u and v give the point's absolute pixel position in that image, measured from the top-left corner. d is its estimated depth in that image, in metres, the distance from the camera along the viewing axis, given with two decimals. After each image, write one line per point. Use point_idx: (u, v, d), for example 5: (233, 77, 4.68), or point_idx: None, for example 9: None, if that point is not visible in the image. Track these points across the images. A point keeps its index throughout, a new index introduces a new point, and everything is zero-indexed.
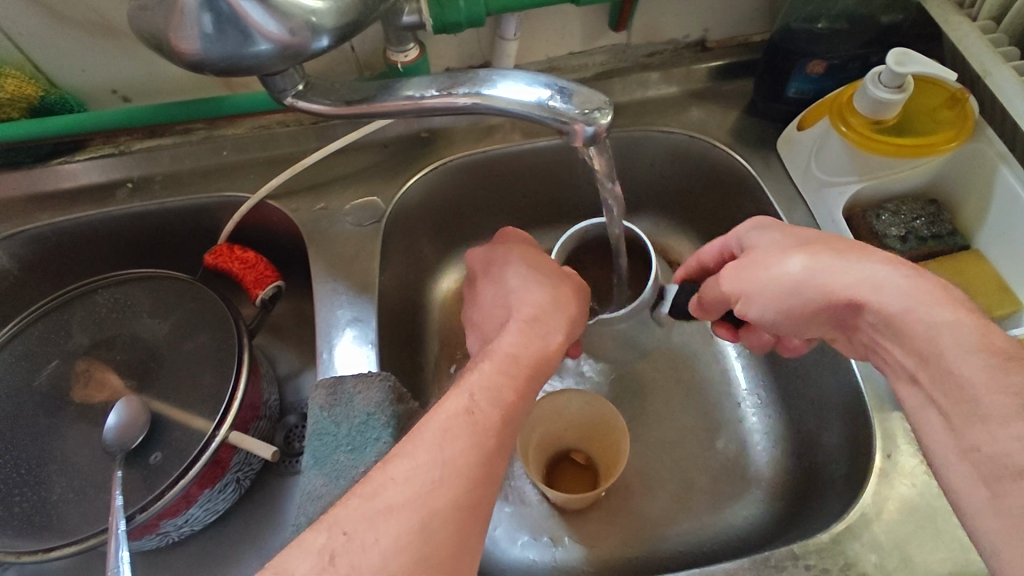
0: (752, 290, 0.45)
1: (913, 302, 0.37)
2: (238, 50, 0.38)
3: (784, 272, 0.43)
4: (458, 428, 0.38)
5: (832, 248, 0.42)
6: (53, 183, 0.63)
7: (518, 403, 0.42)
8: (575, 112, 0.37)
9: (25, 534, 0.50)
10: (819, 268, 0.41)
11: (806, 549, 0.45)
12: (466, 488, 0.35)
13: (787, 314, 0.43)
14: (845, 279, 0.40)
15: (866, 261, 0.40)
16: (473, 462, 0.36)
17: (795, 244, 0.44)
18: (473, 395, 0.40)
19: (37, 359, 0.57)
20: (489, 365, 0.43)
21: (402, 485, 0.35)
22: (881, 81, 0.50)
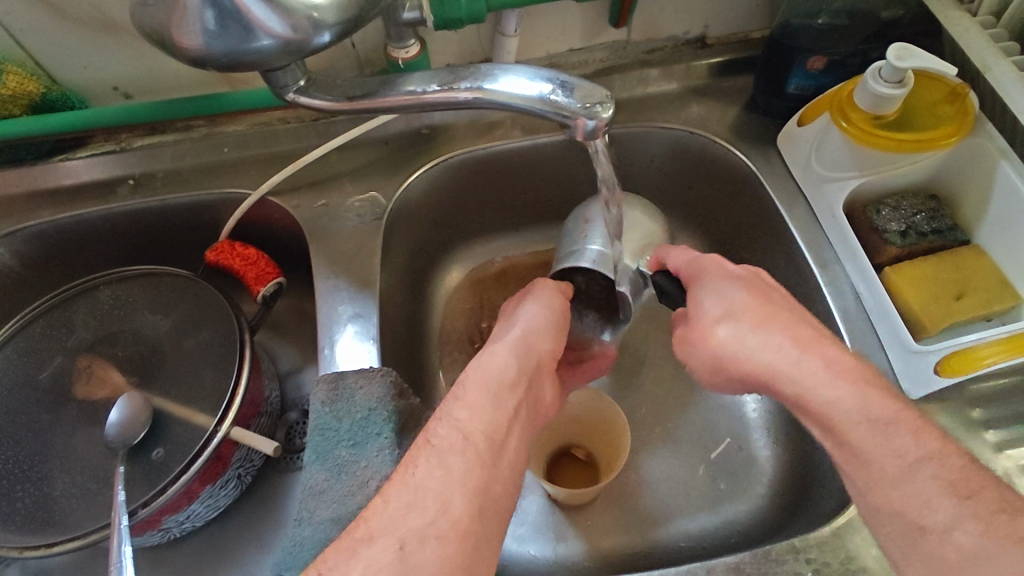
0: (693, 364, 0.49)
1: (807, 382, 0.41)
2: (240, 46, 0.38)
3: (719, 340, 0.46)
4: (446, 447, 0.38)
5: (747, 320, 0.45)
6: (54, 180, 0.63)
7: (510, 426, 0.41)
8: (577, 106, 0.37)
9: (26, 530, 0.50)
10: (738, 344, 0.45)
11: (807, 543, 0.45)
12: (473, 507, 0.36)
13: (718, 380, 0.48)
14: (755, 358, 0.44)
15: (776, 335, 0.44)
16: (470, 475, 0.37)
17: (719, 313, 0.47)
18: (463, 423, 0.40)
19: (39, 356, 0.57)
20: (471, 388, 0.42)
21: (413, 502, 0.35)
22: (882, 76, 0.51)
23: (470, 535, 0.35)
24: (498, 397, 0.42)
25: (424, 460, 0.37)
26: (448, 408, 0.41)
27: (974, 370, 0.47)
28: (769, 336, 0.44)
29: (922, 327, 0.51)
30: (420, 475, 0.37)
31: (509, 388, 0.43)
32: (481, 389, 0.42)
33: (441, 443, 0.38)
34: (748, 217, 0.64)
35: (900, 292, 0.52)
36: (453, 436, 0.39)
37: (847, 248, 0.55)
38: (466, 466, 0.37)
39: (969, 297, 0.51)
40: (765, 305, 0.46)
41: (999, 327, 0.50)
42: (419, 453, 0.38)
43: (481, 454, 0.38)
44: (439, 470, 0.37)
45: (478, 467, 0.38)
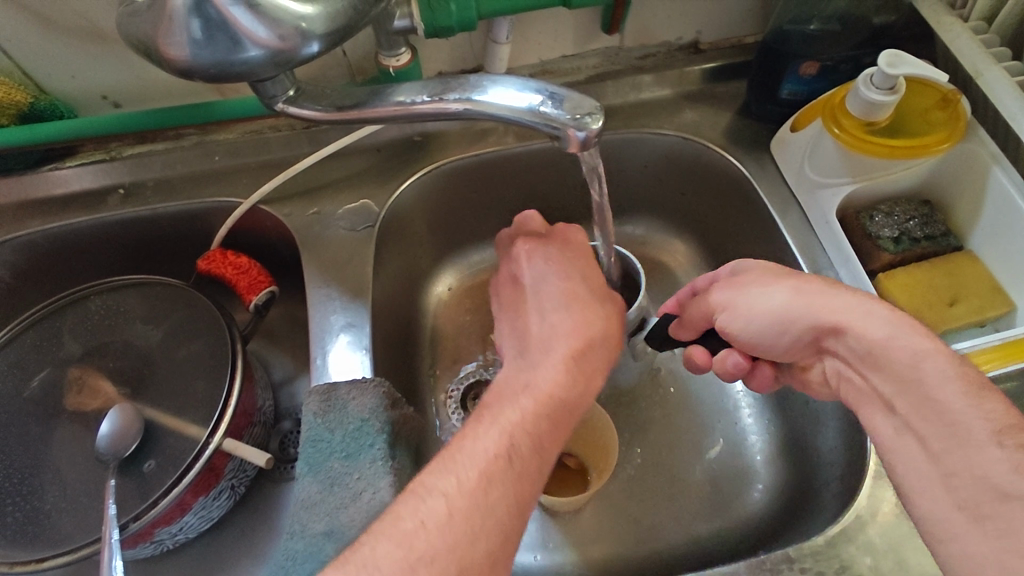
0: (741, 307, 0.48)
1: (893, 334, 0.40)
2: (227, 56, 0.38)
3: (774, 293, 0.46)
4: (489, 485, 0.37)
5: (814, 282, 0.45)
6: (44, 190, 0.63)
7: (551, 452, 0.41)
8: (566, 117, 0.37)
9: (17, 544, 0.50)
10: (807, 295, 0.44)
11: (802, 552, 0.45)
12: (492, 560, 0.35)
13: (776, 325, 0.46)
14: (830, 306, 0.43)
15: (833, 294, 0.44)
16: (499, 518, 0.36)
17: (784, 277, 0.47)
18: (514, 443, 0.39)
19: (29, 367, 0.57)
20: (532, 405, 0.41)
21: (438, 527, 0.35)
22: (873, 83, 0.50)
23: None
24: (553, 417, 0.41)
25: (472, 526, 0.35)
26: (503, 429, 0.40)
27: None
28: (826, 286, 0.44)
29: None
30: (465, 543, 0.34)
31: (564, 412, 0.42)
32: (526, 431, 0.40)
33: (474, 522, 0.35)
34: (742, 223, 0.63)
35: (894, 300, 0.52)
36: (505, 501, 0.37)
37: (839, 253, 0.55)
38: (502, 545, 0.36)
39: (962, 303, 0.51)
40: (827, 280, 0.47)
41: (993, 333, 0.50)
42: (472, 510, 0.36)
43: (514, 520, 0.37)
44: (484, 542, 0.35)
45: (512, 513, 0.37)
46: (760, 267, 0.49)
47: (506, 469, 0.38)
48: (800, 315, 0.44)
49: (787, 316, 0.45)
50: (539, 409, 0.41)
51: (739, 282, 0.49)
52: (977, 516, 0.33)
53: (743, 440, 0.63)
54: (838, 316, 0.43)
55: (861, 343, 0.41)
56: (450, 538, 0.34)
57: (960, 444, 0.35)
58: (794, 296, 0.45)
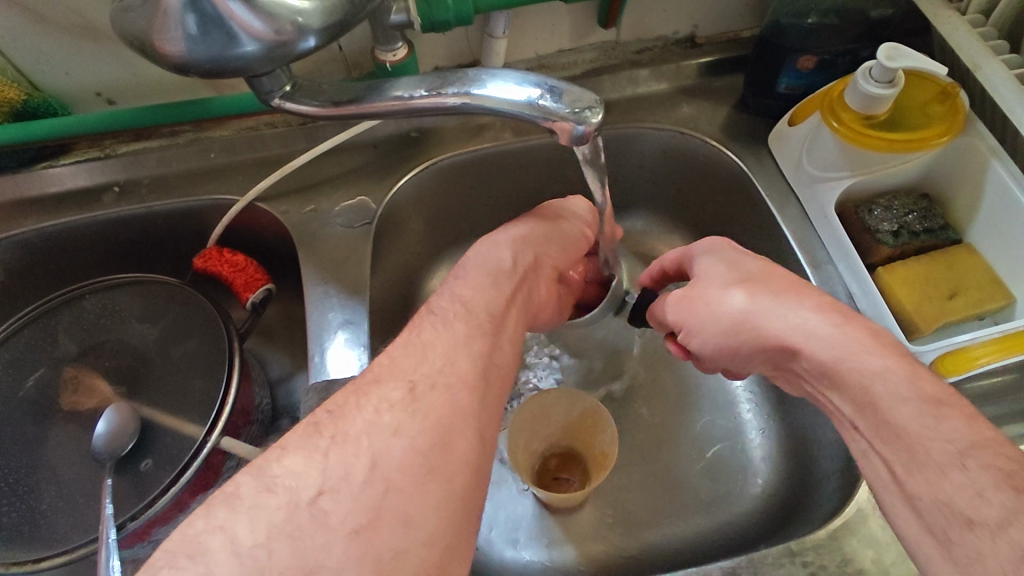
0: (694, 324, 0.48)
1: (845, 352, 0.40)
2: (223, 51, 0.38)
3: (724, 309, 0.46)
4: (434, 321, 0.41)
5: (770, 289, 0.45)
6: (38, 189, 0.62)
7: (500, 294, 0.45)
8: (565, 110, 0.37)
9: (15, 545, 0.49)
10: (758, 307, 0.44)
11: (803, 546, 0.45)
12: (448, 367, 0.38)
13: (729, 348, 0.46)
14: (780, 323, 0.43)
15: (792, 311, 0.43)
16: (442, 337, 0.40)
17: (739, 281, 0.47)
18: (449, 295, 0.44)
19: (25, 368, 0.57)
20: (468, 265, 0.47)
21: (386, 367, 0.38)
22: (873, 76, 0.50)
23: (462, 402, 0.36)
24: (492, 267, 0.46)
25: (417, 355, 0.38)
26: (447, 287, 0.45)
27: (967, 369, 0.46)
28: (780, 298, 0.44)
29: (915, 327, 0.50)
30: (411, 366, 0.37)
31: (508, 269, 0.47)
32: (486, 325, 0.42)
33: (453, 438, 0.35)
34: (740, 217, 0.64)
35: (893, 293, 0.52)
36: (442, 332, 0.40)
37: (839, 248, 0.55)
38: (454, 363, 0.38)
39: (963, 296, 0.51)
40: (786, 277, 0.46)
41: (993, 326, 0.50)
42: (411, 350, 0.39)
43: (464, 344, 0.40)
44: (430, 364, 0.38)
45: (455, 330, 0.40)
46: (715, 275, 0.48)
47: (446, 315, 0.42)
48: (748, 334, 0.45)
49: (735, 330, 0.45)
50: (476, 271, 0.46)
51: (690, 286, 0.50)
52: (948, 541, 0.32)
53: (743, 433, 0.63)
54: (783, 337, 0.43)
55: (811, 362, 0.41)
56: (398, 369, 0.37)
57: (921, 466, 0.34)
58: (735, 311, 0.45)
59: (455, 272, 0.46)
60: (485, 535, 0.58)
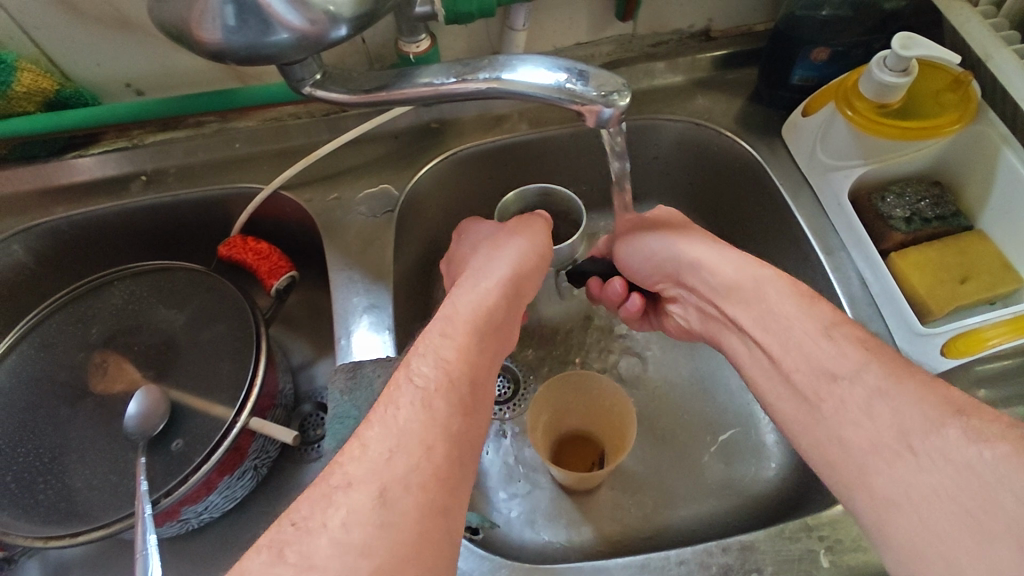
0: (627, 250, 0.59)
1: (742, 273, 0.48)
2: (260, 39, 0.39)
3: (649, 240, 0.57)
4: (429, 387, 0.38)
5: (702, 235, 0.55)
6: (66, 177, 0.63)
7: (471, 362, 0.41)
8: (593, 94, 0.38)
9: (50, 521, 0.51)
10: (679, 238, 0.55)
11: (819, 521, 0.46)
12: (426, 461, 0.34)
13: (644, 263, 0.57)
14: (693, 248, 0.53)
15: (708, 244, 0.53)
16: (420, 419, 0.36)
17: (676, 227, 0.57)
18: (423, 366, 0.39)
19: (57, 351, 0.58)
20: (441, 325, 0.43)
21: (355, 459, 0.34)
22: (887, 65, 0.51)
23: (439, 509, 0.33)
24: (476, 328, 0.43)
25: (391, 444, 0.34)
26: (427, 345, 0.41)
27: (977, 350, 0.48)
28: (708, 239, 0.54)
29: (928, 311, 0.52)
30: (383, 465, 0.33)
31: (490, 327, 0.44)
32: (454, 300, 0.46)
33: (425, 382, 0.38)
34: (754, 207, 0.65)
35: (905, 278, 0.53)
36: (418, 414, 0.36)
37: (853, 235, 0.56)
38: (435, 455, 0.34)
39: (974, 280, 0.52)
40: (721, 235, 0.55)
41: (1002, 309, 0.51)
42: (388, 439, 0.34)
43: (441, 432, 0.36)
44: (407, 456, 0.34)
45: (431, 413, 0.36)
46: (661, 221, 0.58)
47: (426, 389, 0.37)
48: (664, 253, 0.55)
49: (652, 255, 0.56)
50: (452, 336, 0.42)
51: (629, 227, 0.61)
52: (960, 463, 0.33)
53: (756, 417, 0.64)
54: (691, 256, 0.52)
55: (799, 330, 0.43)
56: (369, 466, 0.33)
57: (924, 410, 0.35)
58: (680, 250, 0.54)
59: (427, 332, 0.42)
60: (504, 517, 0.60)
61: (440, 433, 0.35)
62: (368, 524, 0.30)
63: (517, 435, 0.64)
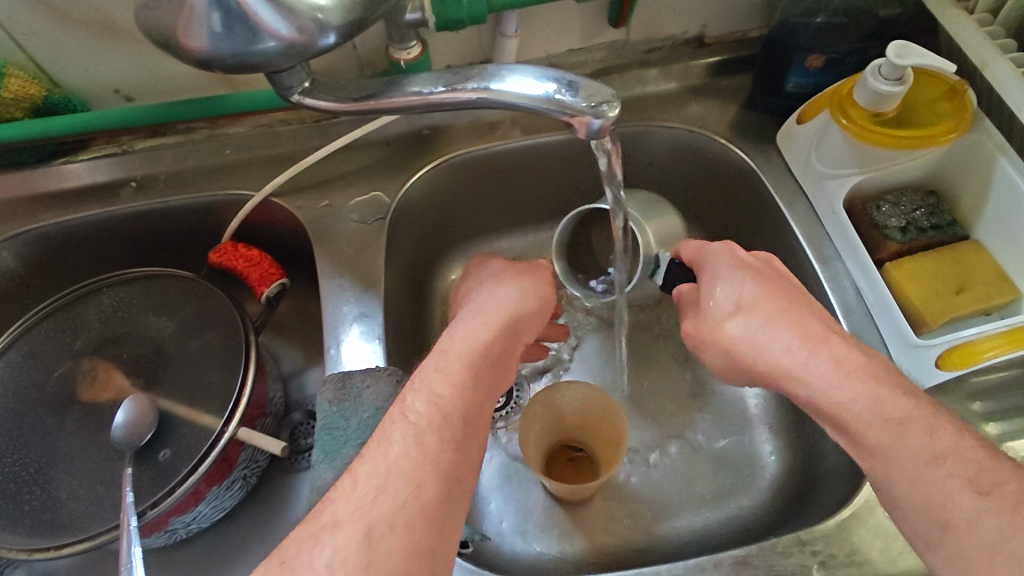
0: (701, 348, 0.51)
1: (827, 384, 0.42)
2: (246, 47, 0.39)
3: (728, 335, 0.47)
4: (421, 423, 0.37)
5: (764, 313, 0.46)
6: (55, 183, 0.63)
7: (468, 402, 0.40)
8: (582, 104, 0.38)
9: (35, 533, 0.50)
10: (754, 336, 0.46)
11: (813, 535, 0.46)
12: (414, 500, 0.34)
13: (732, 372, 0.48)
14: (769, 351, 0.45)
15: (779, 345, 0.45)
16: (410, 456, 0.36)
17: (734, 305, 0.48)
18: (417, 408, 0.38)
19: (44, 359, 0.57)
20: (437, 363, 0.42)
21: (345, 495, 0.34)
22: (882, 74, 0.51)
23: (427, 548, 0.33)
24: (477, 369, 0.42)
25: (381, 482, 0.34)
26: (424, 383, 0.41)
27: (970, 363, 0.48)
28: (775, 318, 0.46)
29: (922, 322, 0.51)
30: (371, 503, 0.33)
31: (485, 363, 0.43)
32: (449, 336, 0.45)
33: (417, 418, 0.38)
34: (748, 214, 0.64)
35: (900, 288, 0.53)
36: (408, 450, 0.36)
37: (847, 244, 0.56)
38: (424, 493, 0.34)
39: (970, 291, 0.52)
40: (782, 294, 0.47)
41: (999, 320, 0.50)
42: (380, 475, 0.34)
43: (433, 471, 0.35)
44: (395, 494, 0.34)
45: (422, 449, 0.36)
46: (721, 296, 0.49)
47: (418, 425, 0.37)
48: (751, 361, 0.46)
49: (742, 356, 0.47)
50: (447, 376, 0.41)
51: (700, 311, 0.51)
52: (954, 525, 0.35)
53: (750, 426, 0.63)
54: (774, 366, 0.45)
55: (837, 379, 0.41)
56: (357, 504, 0.33)
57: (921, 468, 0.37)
58: (761, 350, 0.45)
59: (424, 368, 0.42)
60: (496, 528, 0.59)
61: (430, 472, 0.35)
62: (353, 561, 0.31)
63: (510, 445, 0.64)
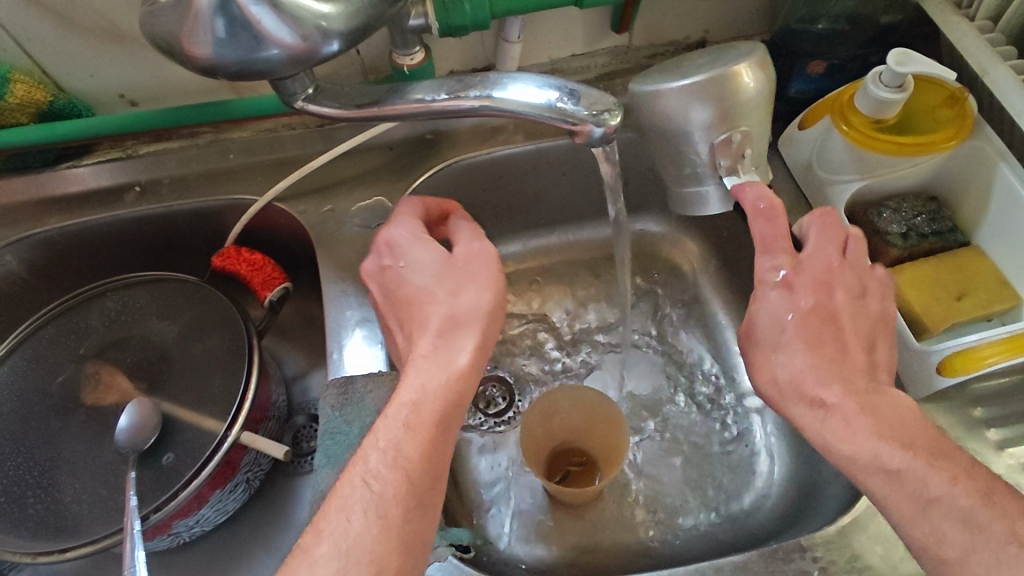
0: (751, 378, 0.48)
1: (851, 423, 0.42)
2: (250, 54, 0.39)
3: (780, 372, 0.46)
4: (385, 493, 0.36)
5: (818, 353, 0.46)
6: (60, 188, 0.63)
7: (435, 462, 0.39)
8: (584, 113, 0.38)
9: (40, 536, 0.50)
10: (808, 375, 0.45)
11: (813, 541, 0.46)
12: None
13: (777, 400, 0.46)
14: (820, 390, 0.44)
15: (820, 384, 0.44)
16: (369, 535, 0.35)
17: (790, 341, 0.47)
18: (380, 475, 0.37)
19: (49, 363, 0.58)
20: (404, 417, 0.39)
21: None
22: (883, 81, 0.51)
23: None
24: (448, 423, 0.40)
25: (338, 565, 0.34)
26: (388, 442, 0.38)
27: (974, 369, 0.47)
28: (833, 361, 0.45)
29: (923, 328, 0.51)
30: None
31: (456, 410, 0.41)
32: (414, 381, 0.41)
33: (381, 487, 0.36)
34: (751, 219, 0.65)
35: (902, 293, 0.53)
36: (368, 525, 0.35)
37: None
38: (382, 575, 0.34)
39: (970, 298, 0.52)
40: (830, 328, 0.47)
41: (1000, 326, 0.50)
42: (335, 557, 0.34)
43: (394, 551, 0.35)
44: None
45: (381, 527, 0.35)
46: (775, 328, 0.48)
47: (380, 496, 0.36)
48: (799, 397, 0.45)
49: (787, 392, 0.46)
50: (414, 435, 0.39)
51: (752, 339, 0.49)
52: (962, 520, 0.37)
53: (751, 431, 0.64)
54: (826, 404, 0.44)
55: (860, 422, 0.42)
56: None
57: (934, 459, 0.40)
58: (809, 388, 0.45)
59: (388, 421, 0.39)
60: (498, 534, 0.59)
61: (391, 554, 0.35)
62: None
63: (512, 448, 0.64)
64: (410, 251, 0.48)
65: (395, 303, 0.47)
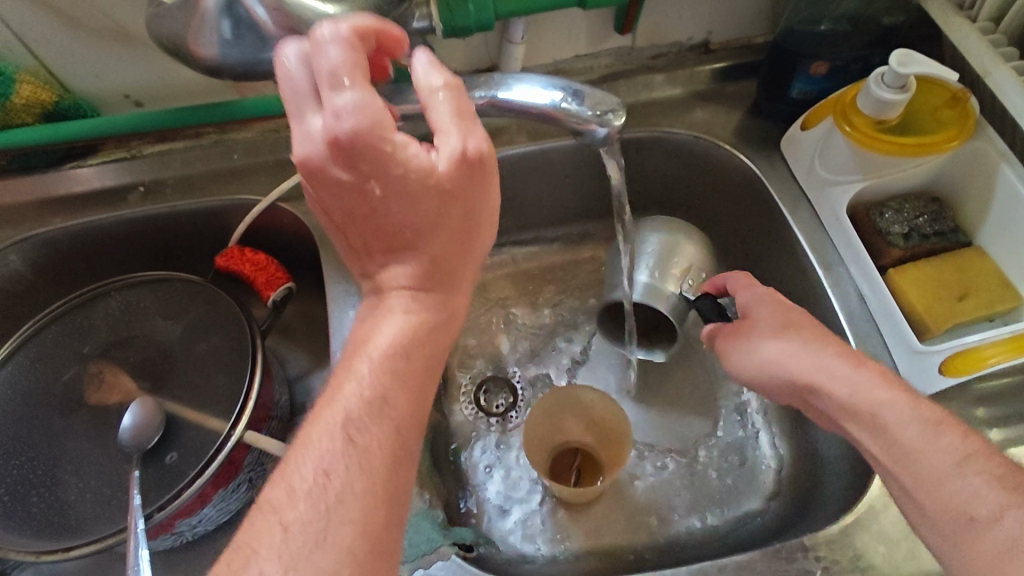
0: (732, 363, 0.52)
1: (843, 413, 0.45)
2: (256, 55, 0.39)
3: (760, 354, 0.50)
4: (369, 452, 0.35)
5: (801, 336, 0.48)
6: (64, 188, 0.63)
7: (417, 416, 0.38)
8: (588, 113, 0.39)
9: (44, 535, 0.50)
10: (789, 356, 0.48)
11: (816, 541, 0.46)
12: (356, 552, 0.33)
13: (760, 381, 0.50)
14: (803, 366, 0.47)
15: (806, 365, 0.47)
16: (351, 495, 0.34)
17: (774, 330, 0.50)
18: (364, 424, 0.36)
19: (53, 362, 0.58)
20: (388, 363, 0.38)
21: (277, 542, 0.33)
22: (885, 82, 0.51)
23: None
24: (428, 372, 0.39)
25: (316, 527, 0.33)
26: (371, 390, 0.37)
27: (976, 368, 0.48)
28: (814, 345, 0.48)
29: (926, 328, 0.52)
30: (305, 556, 0.32)
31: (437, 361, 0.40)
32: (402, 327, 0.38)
33: (365, 444, 0.36)
34: (753, 219, 0.65)
35: (904, 294, 0.53)
36: (351, 486, 0.34)
37: (851, 251, 0.56)
38: (364, 542, 0.34)
39: (972, 298, 0.52)
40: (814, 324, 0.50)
41: (1002, 326, 0.51)
42: (312, 519, 0.33)
43: (378, 512, 0.35)
44: (336, 542, 0.33)
45: (365, 491, 0.35)
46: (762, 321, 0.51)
47: (363, 454, 0.35)
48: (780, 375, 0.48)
49: (768, 371, 0.49)
50: (400, 384, 0.38)
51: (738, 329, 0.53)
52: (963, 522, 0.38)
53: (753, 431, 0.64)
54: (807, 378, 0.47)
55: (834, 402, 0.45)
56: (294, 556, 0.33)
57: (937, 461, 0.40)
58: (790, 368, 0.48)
59: (372, 367, 0.37)
60: (500, 533, 0.59)
61: (375, 514, 0.34)
62: None
63: (514, 448, 0.64)
64: (385, 170, 0.35)
65: (359, 221, 0.38)
